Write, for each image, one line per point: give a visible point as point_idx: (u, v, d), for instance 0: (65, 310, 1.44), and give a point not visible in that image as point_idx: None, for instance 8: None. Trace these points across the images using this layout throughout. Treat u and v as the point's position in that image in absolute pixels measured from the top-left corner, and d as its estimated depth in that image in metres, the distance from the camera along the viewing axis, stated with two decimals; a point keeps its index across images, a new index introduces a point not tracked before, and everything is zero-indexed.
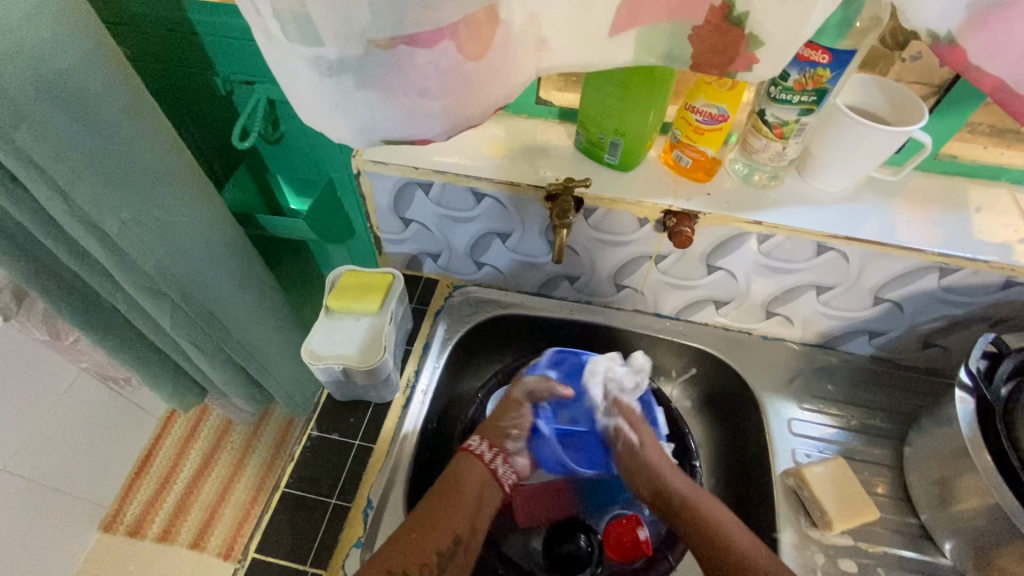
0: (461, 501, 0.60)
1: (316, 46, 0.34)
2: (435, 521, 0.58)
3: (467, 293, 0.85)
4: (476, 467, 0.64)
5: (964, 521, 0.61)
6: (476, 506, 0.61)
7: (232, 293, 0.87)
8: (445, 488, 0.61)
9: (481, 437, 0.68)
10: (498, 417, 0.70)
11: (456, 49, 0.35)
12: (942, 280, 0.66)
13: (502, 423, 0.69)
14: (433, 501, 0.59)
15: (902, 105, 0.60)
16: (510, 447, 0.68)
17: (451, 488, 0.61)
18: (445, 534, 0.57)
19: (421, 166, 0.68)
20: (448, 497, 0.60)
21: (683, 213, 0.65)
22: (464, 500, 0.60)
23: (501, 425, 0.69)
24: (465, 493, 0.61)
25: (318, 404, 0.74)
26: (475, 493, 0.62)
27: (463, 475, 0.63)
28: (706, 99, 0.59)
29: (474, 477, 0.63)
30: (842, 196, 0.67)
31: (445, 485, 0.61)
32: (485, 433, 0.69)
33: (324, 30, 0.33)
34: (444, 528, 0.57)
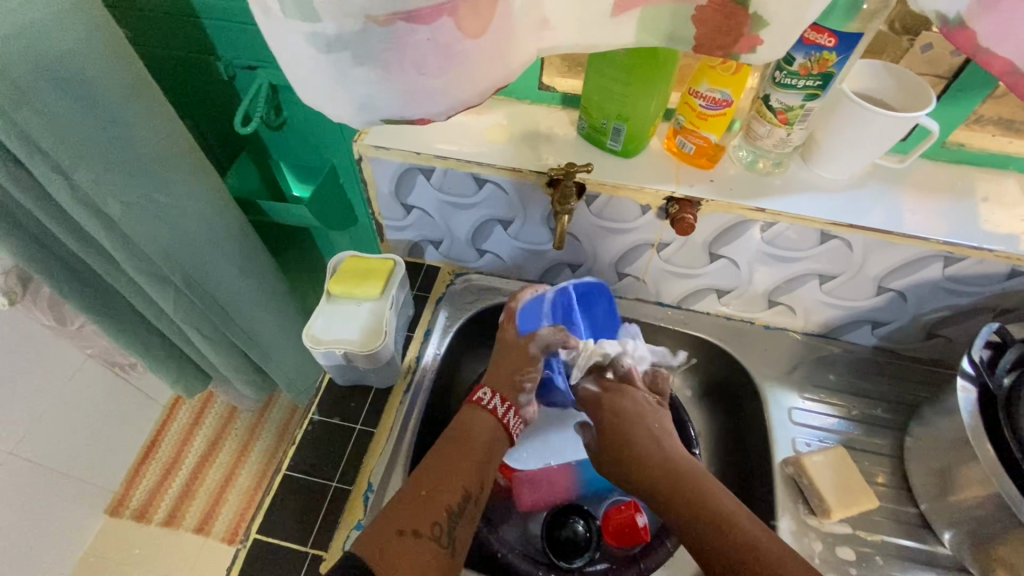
0: (468, 456, 0.60)
1: (313, 21, 0.33)
2: (445, 475, 0.58)
3: (468, 280, 0.85)
4: (489, 420, 0.64)
5: (964, 509, 0.61)
6: (484, 458, 0.61)
7: (233, 278, 0.87)
8: (453, 439, 0.62)
9: (493, 389, 0.67)
10: (511, 369, 0.67)
11: (456, 26, 0.34)
12: (947, 269, 0.65)
13: (517, 376, 0.67)
14: (441, 457, 0.60)
15: (909, 91, 0.59)
16: (521, 401, 0.67)
17: (463, 442, 0.61)
18: (457, 490, 0.57)
19: (423, 151, 0.68)
20: (455, 451, 0.60)
21: (685, 200, 0.65)
22: (471, 455, 0.60)
23: (512, 377, 0.67)
24: (473, 447, 0.61)
25: (320, 388, 0.74)
26: (483, 447, 0.62)
27: (470, 426, 0.63)
28: (710, 84, 0.59)
29: (485, 428, 0.63)
30: (847, 184, 0.67)
31: (454, 440, 0.62)
32: (498, 385, 0.67)
33: (322, 5, 0.32)
34: (455, 483, 0.58)
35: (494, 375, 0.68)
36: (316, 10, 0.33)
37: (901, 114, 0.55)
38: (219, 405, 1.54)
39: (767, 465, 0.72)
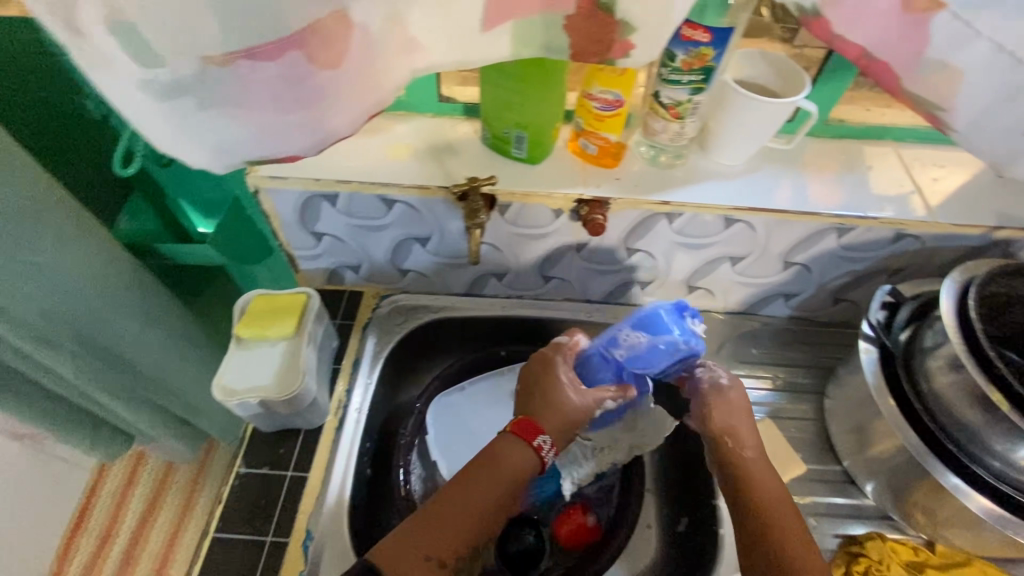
0: (475, 496, 0.50)
1: (156, 64, 0.31)
2: (467, 503, 0.50)
3: (394, 301, 0.81)
4: (527, 450, 0.54)
5: (879, 462, 0.65)
6: (513, 493, 0.52)
7: (139, 331, 0.80)
8: (482, 464, 0.52)
9: (552, 433, 0.55)
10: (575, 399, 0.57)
11: (307, 59, 0.33)
12: (842, 239, 0.70)
13: (567, 418, 0.56)
14: (471, 480, 0.51)
15: (788, 77, 0.62)
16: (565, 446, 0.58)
17: (489, 469, 0.52)
18: (483, 521, 0.50)
19: (324, 177, 0.65)
20: (485, 472, 0.51)
21: (594, 201, 0.66)
22: (504, 479, 0.52)
23: (568, 417, 0.56)
24: (507, 470, 0.52)
25: (243, 438, 0.70)
26: (523, 470, 0.53)
27: (507, 454, 0.53)
28: (601, 86, 0.59)
29: (519, 466, 0.53)
30: (744, 169, 0.69)
31: (485, 458, 0.52)
32: (554, 429, 0.56)
33: (162, 44, 0.30)
34: (456, 522, 0.49)
35: (546, 413, 0.56)
36: (156, 52, 0.31)
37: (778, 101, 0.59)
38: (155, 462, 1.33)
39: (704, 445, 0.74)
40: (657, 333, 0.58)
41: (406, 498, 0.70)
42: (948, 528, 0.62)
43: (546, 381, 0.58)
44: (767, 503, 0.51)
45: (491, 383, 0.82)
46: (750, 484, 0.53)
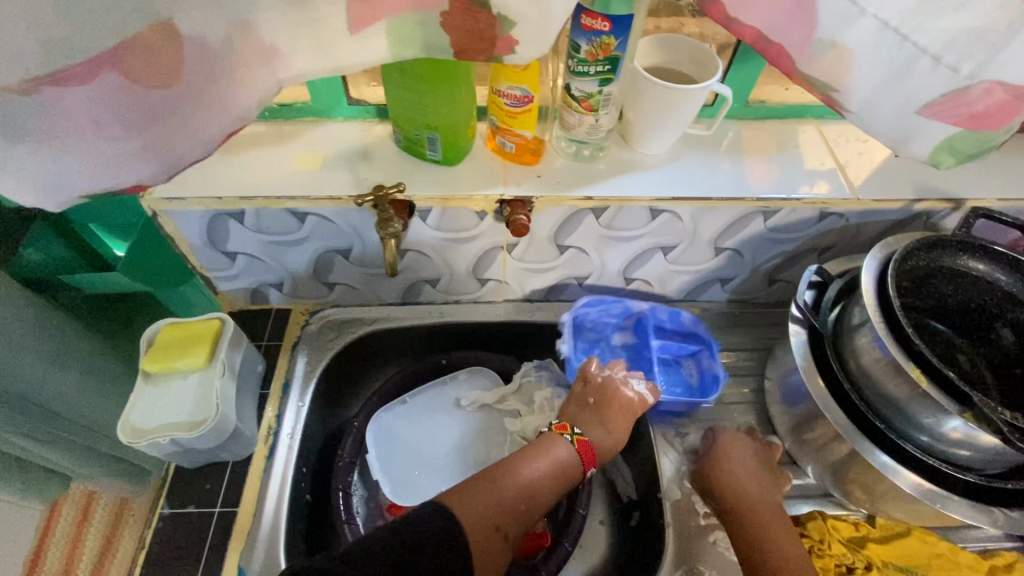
0: (515, 479, 0.57)
1: None
2: (514, 478, 0.58)
3: (326, 317, 0.79)
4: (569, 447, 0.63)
5: (817, 442, 0.66)
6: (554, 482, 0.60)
7: (47, 371, 0.74)
8: (534, 449, 0.61)
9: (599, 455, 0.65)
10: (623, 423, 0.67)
11: (126, 79, 0.33)
12: (768, 221, 0.69)
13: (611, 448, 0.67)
14: (511, 461, 0.59)
15: (701, 61, 0.61)
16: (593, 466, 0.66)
17: (539, 452, 0.61)
18: (525, 502, 0.57)
19: (225, 194, 0.61)
20: (531, 453, 0.60)
21: (516, 201, 0.64)
22: (548, 465, 0.60)
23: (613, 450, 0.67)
24: (554, 461, 0.61)
25: (166, 477, 0.66)
26: (566, 466, 0.61)
27: (552, 446, 0.62)
28: (507, 82, 0.57)
29: (557, 462, 0.61)
30: (667, 156, 0.68)
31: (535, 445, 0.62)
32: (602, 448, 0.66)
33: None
34: (501, 492, 0.56)
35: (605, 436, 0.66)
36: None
37: (690, 88, 0.57)
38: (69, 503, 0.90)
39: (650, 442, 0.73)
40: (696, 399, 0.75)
41: (347, 522, 0.67)
42: (885, 502, 0.63)
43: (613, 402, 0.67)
44: (751, 500, 0.64)
45: (448, 393, 0.80)
46: (739, 485, 0.65)
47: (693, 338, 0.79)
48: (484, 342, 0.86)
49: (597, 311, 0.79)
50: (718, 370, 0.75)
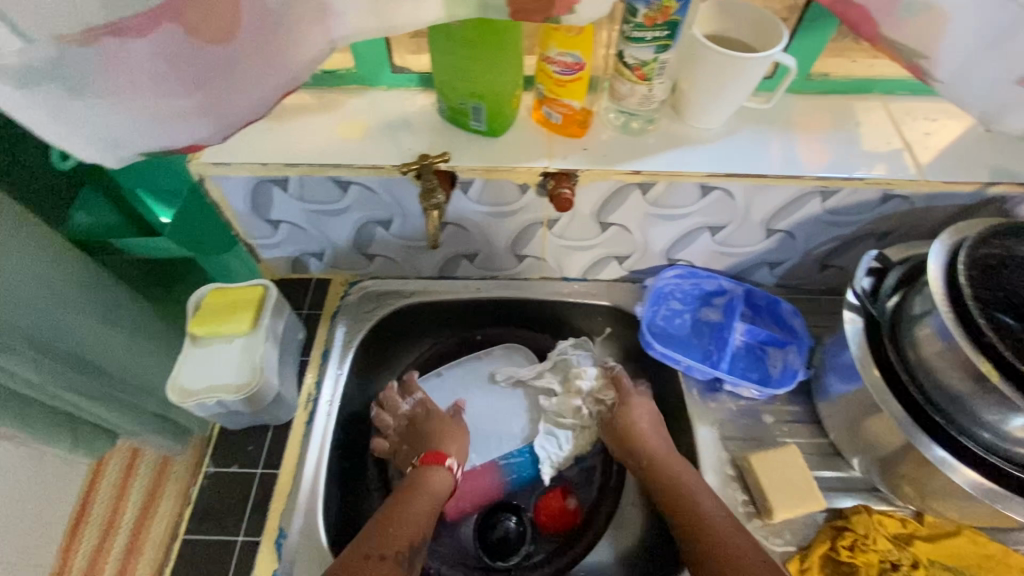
0: (421, 503, 0.62)
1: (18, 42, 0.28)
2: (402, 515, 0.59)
3: (364, 288, 0.79)
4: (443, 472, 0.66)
5: (867, 435, 0.63)
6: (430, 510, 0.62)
7: (100, 332, 0.76)
8: (407, 490, 0.63)
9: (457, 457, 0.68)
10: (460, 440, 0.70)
11: (186, 31, 0.31)
12: (826, 203, 0.66)
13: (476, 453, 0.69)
14: (399, 501, 0.61)
15: (764, 29, 0.57)
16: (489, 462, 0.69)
17: (416, 492, 0.63)
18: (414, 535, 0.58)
19: (270, 161, 0.61)
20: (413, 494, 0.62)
21: (561, 174, 0.62)
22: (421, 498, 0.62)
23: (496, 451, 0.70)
24: (422, 491, 0.63)
25: (211, 438, 0.68)
26: (435, 494, 0.64)
27: (426, 478, 0.65)
28: (559, 48, 0.55)
29: (440, 488, 0.65)
30: (720, 131, 0.65)
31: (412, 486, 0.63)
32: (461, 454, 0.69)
33: (19, 25, 0.28)
34: (420, 515, 0.60)
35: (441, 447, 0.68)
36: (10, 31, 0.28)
37: (752, 56, 0.54)
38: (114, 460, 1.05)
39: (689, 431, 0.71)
40: (768, 384, 0.72)
41: None
42: (936, 500, 0.60)
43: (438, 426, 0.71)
44: (656, 461, 0.65)
45: (479, 368, 0.81)
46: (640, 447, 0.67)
47: (785, 330, 0.75)
48: (521, 322, 0.84)
49: (686, 284, 0.77)
50: (800, 367, 0.71)
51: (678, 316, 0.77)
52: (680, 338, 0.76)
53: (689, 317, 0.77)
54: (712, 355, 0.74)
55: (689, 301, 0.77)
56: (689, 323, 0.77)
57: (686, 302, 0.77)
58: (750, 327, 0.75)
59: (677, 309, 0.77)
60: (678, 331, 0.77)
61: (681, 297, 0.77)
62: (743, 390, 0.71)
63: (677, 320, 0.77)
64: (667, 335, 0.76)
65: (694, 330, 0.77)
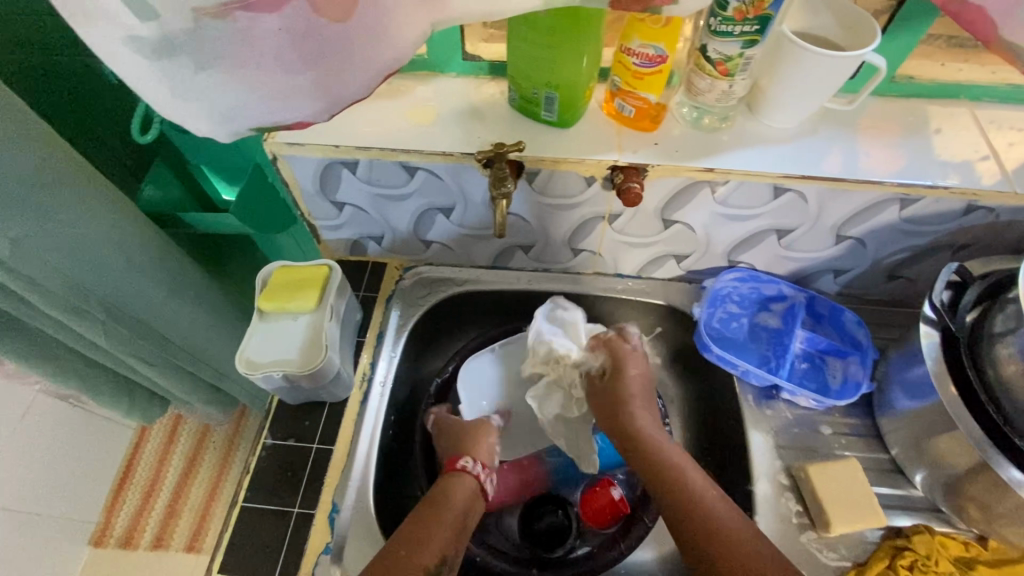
0: (446, 516, 0.59)
1: (153, 16, 0.29)
2: (423, 536, 0.56)
3: (418, 274, 0.80)
4: (465, 481, 0.64)
5: (934, 453, 0.61)
6: (458, 523, 0.59)
7: (166, 302, 0.79)
8: (432, 507, 0.59)
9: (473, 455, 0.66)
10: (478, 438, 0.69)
11: (311, 8, 0.31)
12: (904, 211, 0.63)
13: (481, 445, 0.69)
14: (419, 517, 0.58)
15: (853, 27, 0.55)
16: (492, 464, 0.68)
17: (439, 507, 0.60)
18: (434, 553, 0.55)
19: (342, 143, 0.62)
20: (433, 509, 0.59)
21: (630, 167, 0.61)
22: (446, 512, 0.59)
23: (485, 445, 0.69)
24: (450, 507, 0.60)
25: (268, 411, 0.70)
26: (460, 511, 0.61)
27: (448, 491, 0.62)
28: (641, 39, 0.54)
29: (463, 496, 0.62)
30: (796, 132, 0.63)
31: (432, 500, 0.61)
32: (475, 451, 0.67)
33: None
34: (444, 530, 0.58)
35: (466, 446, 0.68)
36: (149, 4, 0.29)
37: (843, 55, 0.52)
38: (158, 427, 1.45)
39: (741, 436, 0.70)
40: (827, 395, 0.69)
41: None
42: (1006, 526, 0.58)
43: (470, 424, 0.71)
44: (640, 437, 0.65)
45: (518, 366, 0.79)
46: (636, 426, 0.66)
47: (847, 340, 0.72)
48: None
49: (744, 288, 0.75)
50: (863, 380, 0.69)
51: (735, 319, 0.76)
52: (736, 341, 0.74)
53: (747, 321, 0.75)
54: (769, 361, 0.72)
55: (747, 303, 0.76)
56: (747, 326, 0.75)
57: (744, 304, 0.76)
58: (809, 336, 0.73)
59: (735, 311, 0.76)
60: (734, 333, 0.75)
61: (739, 299, 0.76)
62: (799, 399, 0.70)
63: (733, 323, 0.75)
64: (723, 338, 0.74)
65: (751, 333, 0.75)
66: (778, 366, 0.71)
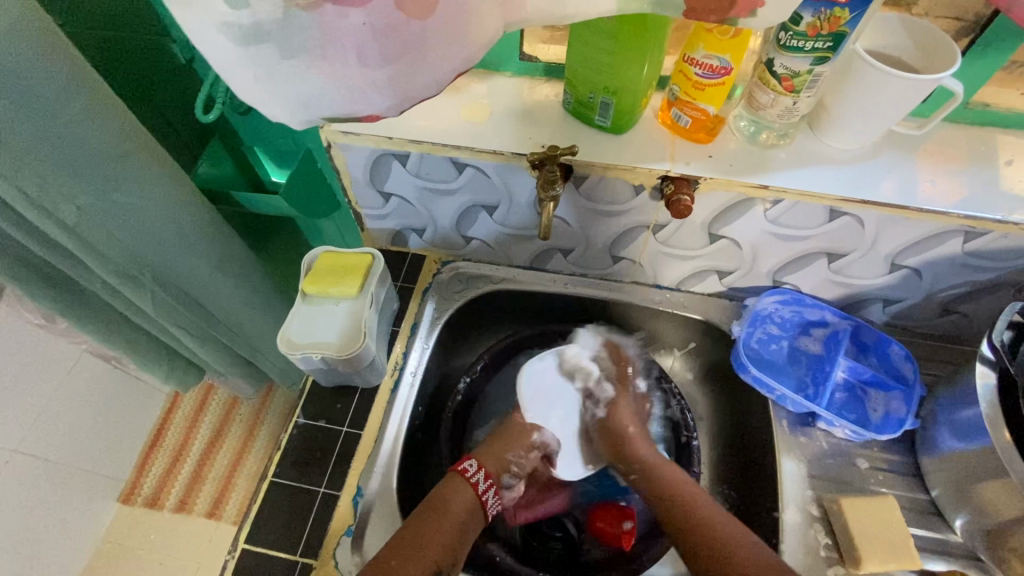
0: (447, 526, 0.59)
1: (247, 5, 0.30)
2: (416, 546, 0.56)
3: (456, 268, 0.80)
4: (465, 490, 0.63)
5: (981, 500, 0.58)
6: (458, 533, 0.59)
7: (212, 276, 0.82)
8: (430, 512, 0.59)
9: (478, 462, 0.66)
10: (505, 445, 0.69)
11: (395, 5, 0.31)
12: (968, 244, 0.60)
13: (504, 454, 0.68)
14: (418, 522, 0.58)
15: (930, 49, 0.53)
16: (503, 481, 0.68)
17: (440, 513, 0.60)
18: (428, 563, 0.56)
19: (396, 136, 0.62)
20: (433, 516, 0.59)
21: (682, 178, 0.60)
22: (448, 520, 0.59)
23: (504, 455, 0.68)
24: (452, 514, 0.60)
25: (303, 389, 0.73)
26: (460, 518, 0.60)
27: (449, 500, 0.61)
28: (706, 50, 0.53)
29: (462, 502, 0.62)
30: (859, 153, 0.61)
31: (432, 505, 0.60)
32: (483, 459, 0.67)
33: None
34: (444, 540, 0.58)
35: (483, 451, 0.68)
36: None
37: (882, 67, 0.50)
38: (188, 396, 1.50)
39: (772, 462, 0.68)
40: (867, 427, 0.67)
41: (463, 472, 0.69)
42: None
43: (501, 427, 0.71)
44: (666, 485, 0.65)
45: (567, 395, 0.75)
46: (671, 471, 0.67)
47: (892, 373, 0.70)
48: (602, 324, 0.83)
49: (786, 310, 0.74)
50: (908, 415, 0.66)
51: (774, 341, 0.74)
52: (773, 363, 0.73)
53: (787, 344, 0.74)
54: (806, 387, 0.70)
55: (789, 326, 0.74)
56: (786, 351, 0.74)
57: (786, 328, 0.74)
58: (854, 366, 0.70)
59: (776, 335, 0.74)
60: (773, 355, 0.73)
61: (780, 322, 0.74)
62: (835, 429, 0.68)
63: (773, 345, 0.74)
64: (760, 359, 0.73)
65: (790, 358, 0.73)
66: (815, 393, 0.69)
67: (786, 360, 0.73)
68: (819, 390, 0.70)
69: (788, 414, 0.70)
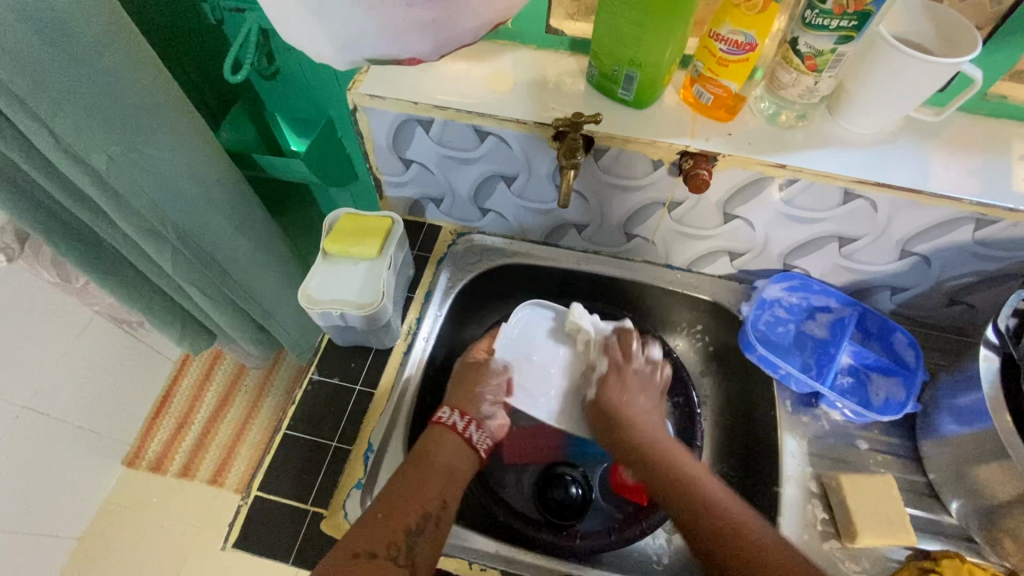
0: (431, 473, 0.59)
1: None
2: (404, 496, 0.57)
3: (470, 241, 0.82)
4: (449, 436, 0.64)
5: (978, 481, 0.59)
6: (443, 478, 0.60)
7: (231, 235, 0.84)
8: (413, 464, 0.60)
9: (452, 406, 0.67)
10: (473, 385, 0.70)
11: None
12: (978, 232, 0.61)
13: (476, 392, 0.69)
14: (403, 474, 0.59)
15: (952, 35, 0.54)
16: (483, 413, 0.68)
17: (423, 463, 0.60)
18: (415, 510, 0.56)
19: (421, 101, 0.64)
20: (416, 467, 0.60)
21: (700, 154, 0.61)
22: (433, 469, 0.60)
23: (472, 389, 0.69)
24: (436, 462, 0.61)
25: (318, 348, 0.74)
26: (446, 464, 0.61)
27: (433, 449, 0.62)
28: (732, 25, 0.54)
29: (445, 450, 0.62)
30: (875, 138, 0.62)
31: (417, 456, 0.61)
32: (456, 401, 0.68)
33: None
34: (429, 486, 0.58)
35: (454, 397, 0.69)
36: None
37: (906, 49, 0.51)
38: (195, 363, 1.53)
39: (774, 443, 0.70)
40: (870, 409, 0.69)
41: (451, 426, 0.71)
42: None
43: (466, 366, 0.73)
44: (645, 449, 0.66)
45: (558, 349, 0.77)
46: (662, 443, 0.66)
47: (894, 359, 0.71)
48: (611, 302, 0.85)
49: (794, 297, 0.75)
50: (908, 400, 0.68)
51: (781, 326, 0.75)
52: (779, 345, 0.74)
53: (794, 330, 0.75)
54: (810, 369, 0.72)
55: (798, 312, 0.75)
56: (793, 335, 0.75)
57: (794, 314, 0.75)
58: (861, 352, 0.71)
59: (784, 319, 0.75)
60: (778, 338, 0.75)
61: (789, 308, 0.75)
62: (836, 410, 0.70)
63: (780, 329, 0.75)
64: (765, 339, 0.74)
65: (796, 342, 0.74)
66: (819, 374, 0.71)
67: (791, 343, 0.74)
68: (823, 372, 0.71)
69: (790, 395, 0.72)
